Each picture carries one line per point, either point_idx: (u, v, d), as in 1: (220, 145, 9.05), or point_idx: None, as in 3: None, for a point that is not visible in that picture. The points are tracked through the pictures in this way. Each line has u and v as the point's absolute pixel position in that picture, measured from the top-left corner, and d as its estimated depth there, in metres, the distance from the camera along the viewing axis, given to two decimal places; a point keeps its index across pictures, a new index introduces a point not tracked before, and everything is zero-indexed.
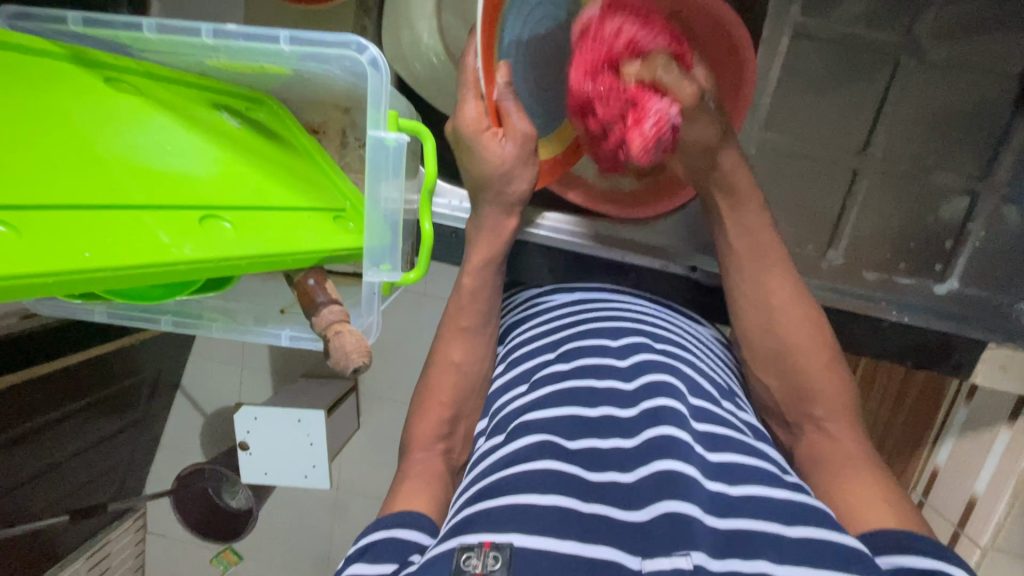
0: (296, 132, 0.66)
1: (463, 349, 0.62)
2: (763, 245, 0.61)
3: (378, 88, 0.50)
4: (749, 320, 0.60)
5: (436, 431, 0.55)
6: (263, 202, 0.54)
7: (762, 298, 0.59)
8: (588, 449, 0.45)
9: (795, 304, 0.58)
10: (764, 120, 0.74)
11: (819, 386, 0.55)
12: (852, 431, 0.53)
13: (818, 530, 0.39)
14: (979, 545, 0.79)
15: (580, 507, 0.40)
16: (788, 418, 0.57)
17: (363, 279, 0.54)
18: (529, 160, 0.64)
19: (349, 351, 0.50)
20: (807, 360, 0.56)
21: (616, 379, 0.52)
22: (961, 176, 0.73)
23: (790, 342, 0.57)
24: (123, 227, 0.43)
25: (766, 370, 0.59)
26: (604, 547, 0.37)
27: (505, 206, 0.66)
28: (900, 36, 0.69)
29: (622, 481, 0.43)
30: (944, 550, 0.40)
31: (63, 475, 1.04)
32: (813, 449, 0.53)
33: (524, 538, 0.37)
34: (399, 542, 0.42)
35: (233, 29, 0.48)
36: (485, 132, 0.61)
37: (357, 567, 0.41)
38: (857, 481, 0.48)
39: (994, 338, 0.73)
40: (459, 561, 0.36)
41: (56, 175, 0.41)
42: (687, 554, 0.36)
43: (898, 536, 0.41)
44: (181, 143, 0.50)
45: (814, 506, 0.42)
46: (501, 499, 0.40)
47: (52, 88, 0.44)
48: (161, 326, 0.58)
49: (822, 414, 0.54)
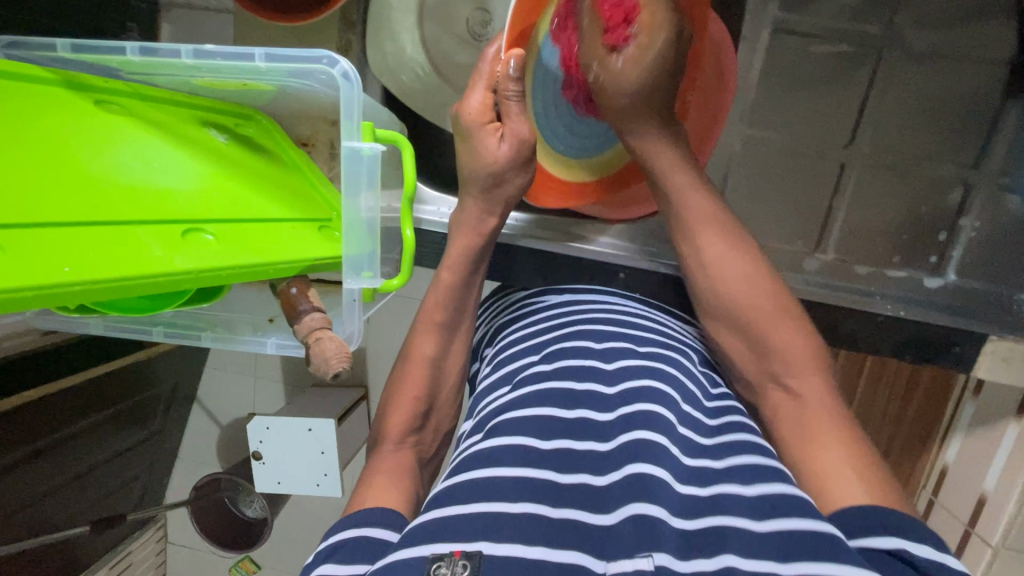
0: (285, 146, 0.68)
1: (435, 342, 0.62)
2: (697, 212, 0.60)
3: (349, 98, 0.51)
4: (698, 291, 0.60)
5: (408, 425, 0.57)
6: (246, 214, 0.55)
7: (702, 265, 0.59)
8: (562, 449, 0.45)
9: (732, 264, 0.58)
10: (748, 116, 0.74)
11: (778, 342, 0.54)
12: (816, 381, 0.52)
13: (793, 522, 0.38)
14: (991, 544, 0.76)
15: (548, 513, 0.39)
16: (751, 380, 0.56)
17: (345, 286, 0.55)
18: (521, 165, 0.65)
19: (329, 358, 0.51)
20: (760, 320, 0.55)
21: (596, 382, 0.52)
22: (953, 165, 0.71)
23: (739, 306, 0.57)
24: (111, 242, 0.45)
25: (721, 332, 0.59)
26: (569, 551, 0.37)
27: (490, 205, 0.67)
28: (882, 27, 0.68)
29: (594, 485, 0.42)
30: (902, 520, 0.39)
31: (86, 485, 1.08)
32: (779, 409, 0.52)
33: (493, 546, 0.37)
34: (367, 539, 0.42)
35: (212, 49, 0.49)
36: (484, 127, 0.64)
37: (325, 566, 0.41)
38: (819, 445, 0.47)
39: (995, 331, 0.71)
40: (429, 571, 0.36)
41: (42, 195, 0.43)
42: (649, 554, 0.36)
43: (865, 514, 0.40)
44: (168, 161, 0.52)
45: (792, 495, 0.41)
46: (473, 507, 0.40)
47: (43, 113, 0.46)
48: (153, 338, 0.59)
49: (783, 371, 0.53)
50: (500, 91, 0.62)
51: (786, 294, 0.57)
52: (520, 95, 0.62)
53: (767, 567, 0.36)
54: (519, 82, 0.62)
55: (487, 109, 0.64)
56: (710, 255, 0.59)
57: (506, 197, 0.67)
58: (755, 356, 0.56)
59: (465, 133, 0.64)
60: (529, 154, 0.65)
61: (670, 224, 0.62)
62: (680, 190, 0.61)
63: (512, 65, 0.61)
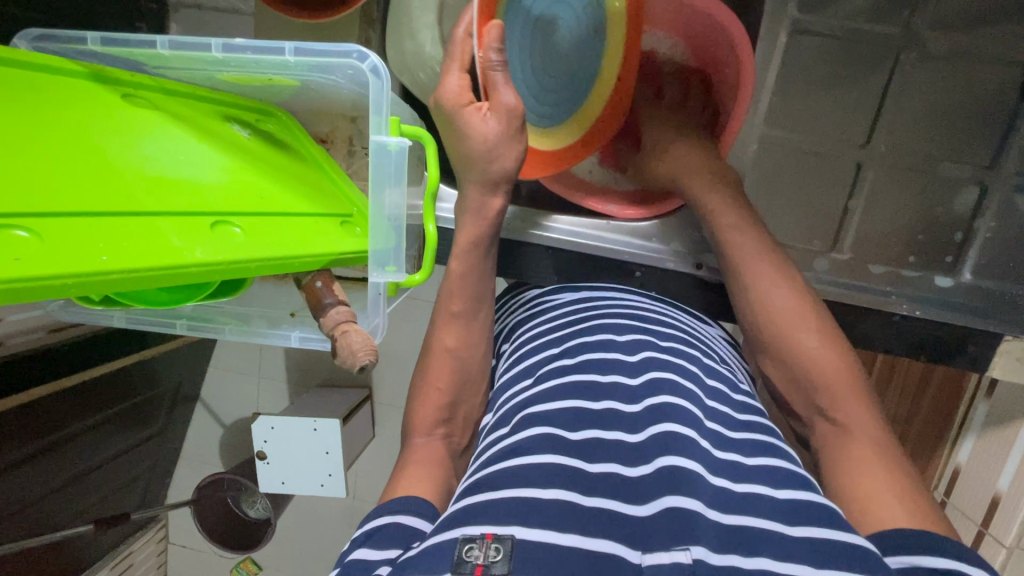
0: (305, 142, 0.68)
1: (457, 334, 0.62)
2: (743, 247, 0.62)
3: (379, 94, 0.52)
4: (744, 317, 0.61)
5: (436, 416, 0.56)
6: (270, 208, 0.55)
7: (749, 299, 0.60)
8: (591, 439, 0.45)
9: (779, 292, 0.58)
10: (764, 116, 0.74)
11: (822, 372, 0.54)
12: (864, 413, 0.51)
13: (824, 532, 0.39)
14: (1005, 545, 0.76)
15: (580, 501, 0.39)
16: (800, 413, 0.56)
17: (369, 280, 0.55)
18: (515, 137, 0.63)
19: (355, 350, 0.51)
20: (805, 345, 0.55)
21: (621, 374, 0.52)
22: (969, 166, 0.72)
23: (783, 336, 0.57)
24: (138, 232, 0.45)
25: (767, 365, 0.59)
26: (605, 541, 0.37)
27: (492, 185, 0.65)
28: (899, 29, 0.69)
29: (627, 476, 0.42)
30: (938, 539, 0.39)
31: (89, 484, 1.07)
32: (824, 438, 0.52)
33: (526, 531, 0.37)
34: (402, 527, 0.42)
35: (242, 43, 0.50)
36: (469, 107, 0.62)
37: (362, 552, 0.41)
38: (866, 474, 0.46)
39: (1010, 331, 0.72)
40: (461, 553, 0.36)
41: (74, 184, 0.43)
42: (687, 547, 0.36)
43: (907, 535, 0.40)
44: (194, 154, 0.52)
45: (820, 506, 0.41)
46: (504, 493, 0.40)
47: (74, 105, 0.46)
48: (176, 331, 0.60)
49: (827, 402, 0.53)
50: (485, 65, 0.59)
51: (832, 322, 0.58)
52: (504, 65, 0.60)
53: (801, 572, 0.36)
54: (502, 52, 0.59)
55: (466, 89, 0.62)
56: (754, 286, 0.60)
57: (504, 173, 0.65)
58: (796, 383, 0.56)
59: (450, 115, 0.62)
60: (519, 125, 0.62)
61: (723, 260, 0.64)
62: (725, 229, 0.63)
63: (494, 36, 0.58)
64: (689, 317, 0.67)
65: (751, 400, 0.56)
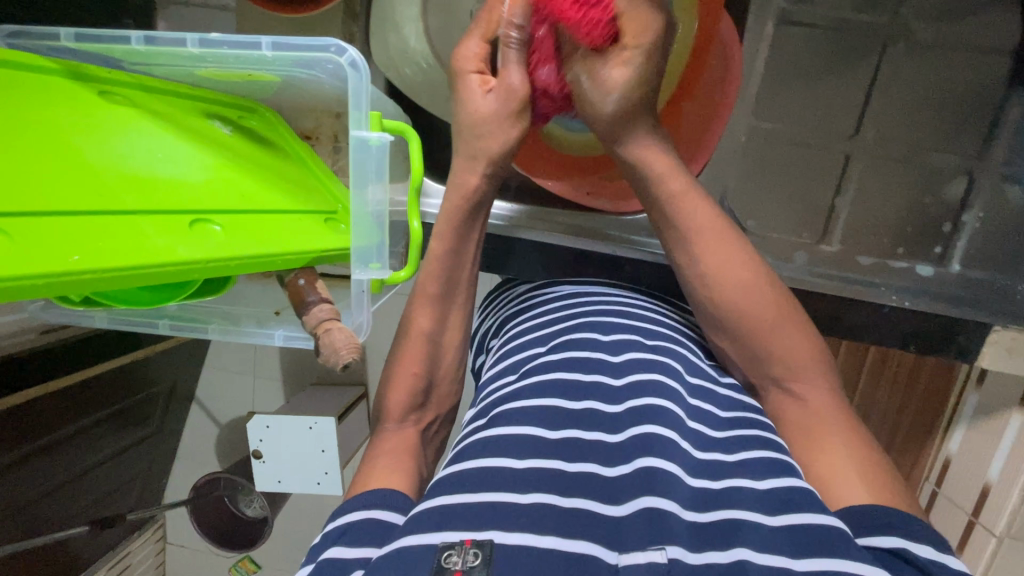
0: (289, 139, 0.67)
1: (431, 316, 0.60)
2: (696, 218, 0.56)
3: (358, 88, 0.51)
4: (696, 297, 0.57)
5: (408, 404, 0.56)
6: (252, 205, 0.55)
7: (701, 272, 0.56)
8: (572, 439, 0.45)
9: (734, 270, 0.55)
10: (753, 108, 0.74)
11: (778, 346, 0.53)
12: (819, 386, 0.51)
13: (805, 515, 0.39)
14: (995, 534, 0.76)
15: (557, 503, 0.39)
16: (753, 382, 0.55)
17: (352, 277, 0.55)
18: (505, 117, 0.61)
19: (338, 348, 0.51)
20: (765, 319, 0.53)
21: (603, 374, 0.52)
22: (957, 155, 0.72)
23: (743, 312, 0.54)
24: (114, 231, 0.44)
25: (720, 336, 0.56)
26: (581, 542, 0.37)
27: (472, 159, 0.62)
28: (887, 18, 0.68)
29: (604, 476, 0.42)
30: (913, 524, 0.40)
31: (86, 485, 1.07)
32: (784, 413, 0.52)
33: (504, 535, 0.37)
34: (377, 522, 0.42)
35: (218, 37, 0.49)
36: (473, 75, 0.62)
37: (334, 549, 0.41)
38: (826, 447, 0.47)
39: (999, 321, 0.70)
40: (440, 560, 0.36)
41: (47, 183, 0.42)
42: (662, 547, 0.36)
43: (871, 511, 0.41)
44: (173, 150, 0.52)
45: (803, 489, 0.41)
46: (481, 496, 0.40)
47: (48, 101, 0.46)
48: (159, 330, 0.59)
49: (786, 375, 0.53)
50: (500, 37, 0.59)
51: (785, 294, 0.56)
52: (521, 44, 0.59)
53: (779, 562, 0.36)
54: (521, 30, 0.59)
55: (482, 58, 0.63)
56: (701, 259, 0.56)
57: (489, 154, 0.61)
58: (743, 356, 0.55)
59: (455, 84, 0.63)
60: (517, 105, 0.61)
61: (654, 222, 0.59)
62: (676, 199, 0.57)
63: (516, 11, 0.58)
64: (676, 313, 0.66)
65: (735, 391, 0.55)
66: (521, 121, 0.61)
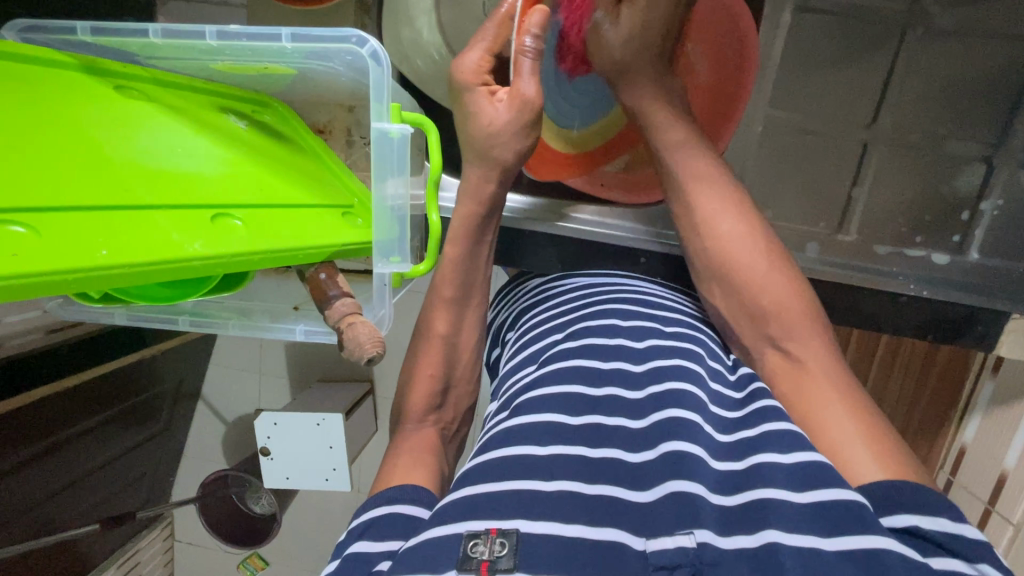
0: (303, 134, 0.66)
1: (447, 321, 0.61)
2: (686, 167, 0.59)
3: (380, 81, 0.51)
4: (692, 246, 0.59)
5: (428, 402, 0.57)
6: (271, 200, 0.55)
7: (692, 217, 0.59)
8: (594, 425, 0.45)
9: (728, 219, 0.57)
10: (769, 98, 0.74)
11: (768, 299, 0.53)
12: (815, 345, 0.51)
13: (831, 491, 0.37)
14: (1012, 522, 0.76)
15: (583, 489, 0.39)
16: (749, 346, 0.55)
17: (375, 271, 0.54)
18: (522, 129, 0.61)
19: (363, 343, 0.50)
20: (757, 271, 0.54)
21: (625, 361, 0.51)
22: (975, 144, 0.71)
23: (731, 260, 0.56)
24: (136, 226, 0.44)
25: (714, 289, 0.58)
26: (609, 529, 0.36)
27: (488, 171, 0.63)
28: (905, 5, 0.68)
29: (628, 461, 0.42)
30: (934, 501, 0.37)
31: (93, 483, 1.06)
32: (777, 372, 0.51)
33: (531, 523, 0.36)
34: (401, 516, 0.42)
35: (236, 30, 0.48)
36: (478, 88, 0.62)
37: (360, 544, 0.41)
38: (824, 406, 0.45)
39: (1019, 310, 0.72)
40: (466, 549, 0.35)
41: (69, 178, 0.41)
42: (690, 531, 0.35)
43: (888, 485, 0.38)
44: (190, 145, 0.51)
45: (827, 462, 0.39)
46: (506, 484, 0.39)
47: (65, 96, 0.45)
48: (180, 327, 0.58)
49: (780, 331, 0.52)
50: (517, 51, 0.59)
51: (781, 254, 0.56)
52: (536, 54, 0.59)
53: (810, 542, 0.34)
54: (538, 39, 0.59)
55: (485, 69, 0.62)
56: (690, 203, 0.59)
57: (502, 163, 0.63)
58: (737, 308, 0.56)
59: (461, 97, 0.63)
60: (531, 117, 0.61)
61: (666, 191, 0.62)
62: (669, 147, 0.61)
63: (535, 20, 0.58)
64: (691, 300, 0.66)
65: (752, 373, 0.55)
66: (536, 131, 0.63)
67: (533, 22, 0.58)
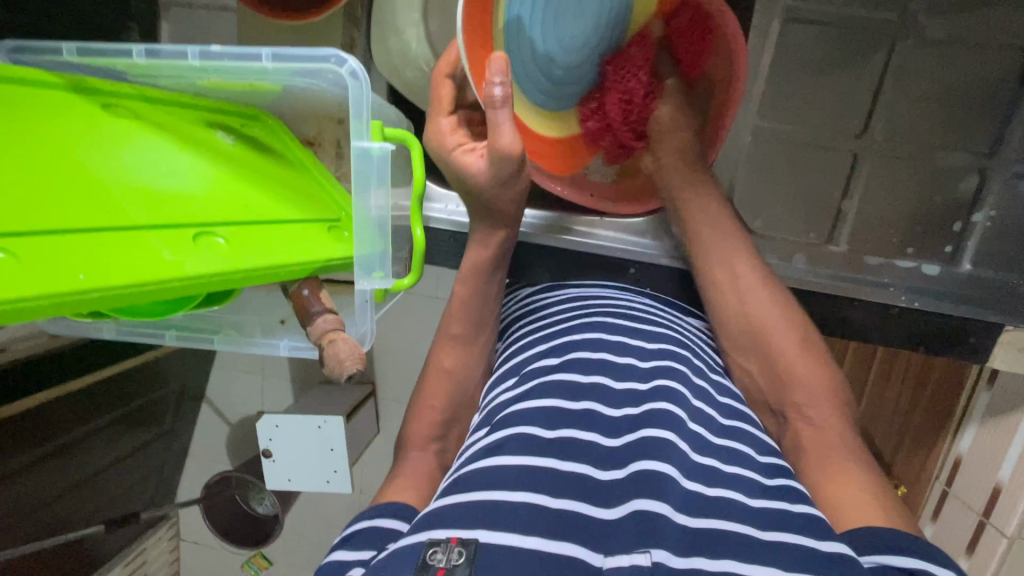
0: (292, 146, 0.67)
1: (455, 356, 0.62)
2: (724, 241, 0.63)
3: (359, 98, 0.51)
4: (719, 305, 0.62)
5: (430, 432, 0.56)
6: (256, 216, 0.55)
7: (734, 282, 0.61)
8: (568, 438, 0.44)
9: (764, 290, 0.60)
10: (759, 109, 0.73)
11: (799, 368, 0.55)
12: (834, 417, 0.52)
13: (808, 540, 0.38)
14: (1006, 535, 0.75)
15: (546, 503, 0.38)
16: (773, 408, 0.56)
17: (356, 287, 0.55)
18: (507, 181, 0.59)
19: (343, 360, 0.52)
20: (785, 340, 0.57)
21: (604, 375, 0.51)
22: (967, 154, 0.71)
23: (765, 328, 0.58)
24: (122, 246, 0.45)
25: (745, 358, 0.59)
26: (567, 544, 0.36)
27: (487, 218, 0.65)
28: (895, 14, 0.67)
29: (597, 477, 0.41)
30: (922, 547, 0.39)
31: (98, 485, 1.08)
32: (799, 438, 0.52)
33: (491, 534, 0.36)
34: (379, 529, 0.43)
35: (218, 50, 0.49)
36: (456, 148, 0.61)
37: (338, 553, 0.42)
38: (840, 475, 0.47)
39: (1013, 322, 0.71)
40: (425, 556, 0.35)
41: (54, 201, 0.42)
42: (648, 551, 0.35)
43: (869, 535, 0.40)
44: (177, 163, 0.52)
45: (811, 515, 0.41)
46: (474, 494, 0.39)
47: (53, 116, 0.46)
48: (166, 341, 0.59)
49: (804, 400, 0.54)
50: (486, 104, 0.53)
51: (810, 332, 0.59)
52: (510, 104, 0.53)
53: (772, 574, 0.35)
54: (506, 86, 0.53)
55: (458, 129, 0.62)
56: (722, 269, 0.62)
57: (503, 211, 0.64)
58: (761, 373, 0.57)
59: (438, 160, 0.63)
60: (513, 171, 0.58)
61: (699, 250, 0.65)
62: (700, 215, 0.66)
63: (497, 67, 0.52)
64: (676, 315, 0.66)
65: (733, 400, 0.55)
66: (523, 181, 0.61)
67: (495, 68, 0.52)
